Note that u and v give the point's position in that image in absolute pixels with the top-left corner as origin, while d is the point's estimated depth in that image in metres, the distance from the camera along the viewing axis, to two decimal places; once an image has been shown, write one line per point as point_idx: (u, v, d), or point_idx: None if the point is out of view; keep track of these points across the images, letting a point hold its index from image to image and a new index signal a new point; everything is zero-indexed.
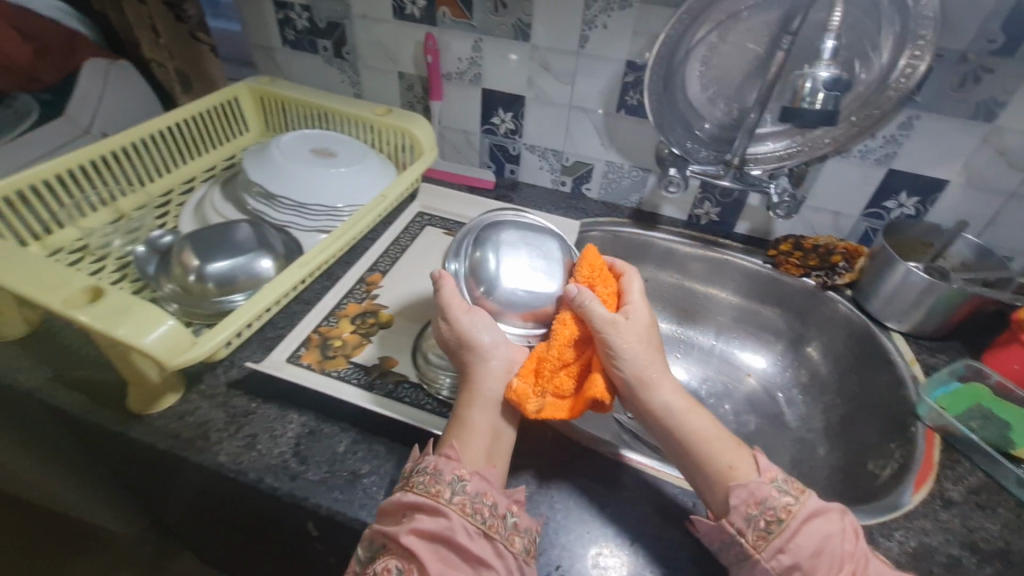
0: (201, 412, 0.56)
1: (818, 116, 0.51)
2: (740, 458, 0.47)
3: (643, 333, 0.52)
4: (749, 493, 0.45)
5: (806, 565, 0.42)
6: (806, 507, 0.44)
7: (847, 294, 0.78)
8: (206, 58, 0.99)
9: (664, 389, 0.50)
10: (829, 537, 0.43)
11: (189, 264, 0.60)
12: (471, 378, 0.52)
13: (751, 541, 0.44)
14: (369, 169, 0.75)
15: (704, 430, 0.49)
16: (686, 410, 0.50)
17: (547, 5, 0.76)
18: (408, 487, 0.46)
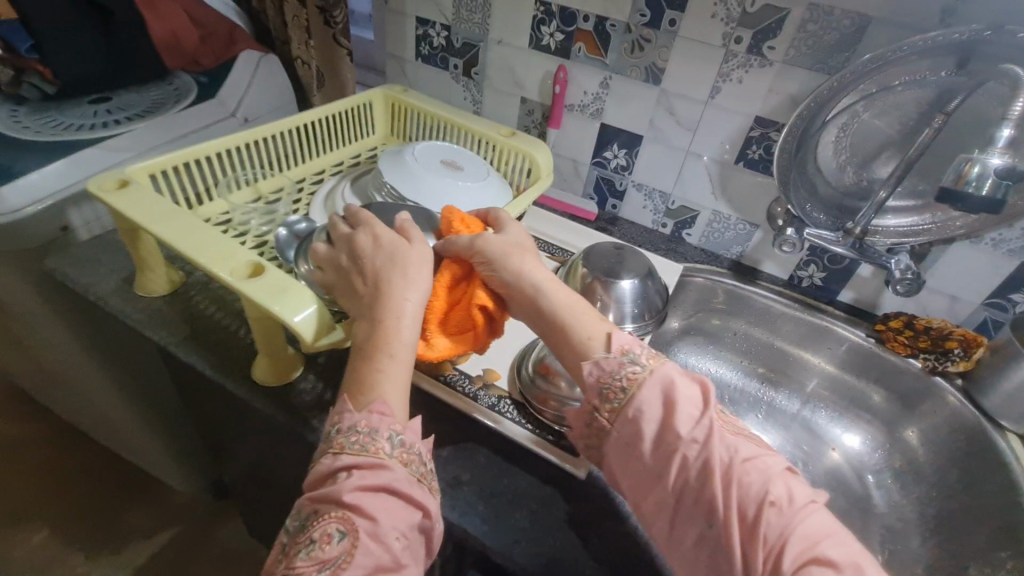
0: (317, 393, 0.59)
1: (984, 203, 0.50)
2: (597, 329, 0.51)
3: (518, 244, 0.56)
4: (597, 368, 0.48)
5: (644, 427, 0.45)
6: (653, 376, 0.46)
7: (958, 384, 0.74)
8: (343, 61, 1.04)
9: (535, 274, 0.53)
10: (658, 399, 0.45)
11: None
12: (396, 318, 0.48)
13: (605, 414, 0.47)
14: (491, 187, 0.78)
15: (559, 309, 0.51)
16: (543, 288, 0.52)
17: (684, 54, 0.78)
18: (337, 450, 0.43)
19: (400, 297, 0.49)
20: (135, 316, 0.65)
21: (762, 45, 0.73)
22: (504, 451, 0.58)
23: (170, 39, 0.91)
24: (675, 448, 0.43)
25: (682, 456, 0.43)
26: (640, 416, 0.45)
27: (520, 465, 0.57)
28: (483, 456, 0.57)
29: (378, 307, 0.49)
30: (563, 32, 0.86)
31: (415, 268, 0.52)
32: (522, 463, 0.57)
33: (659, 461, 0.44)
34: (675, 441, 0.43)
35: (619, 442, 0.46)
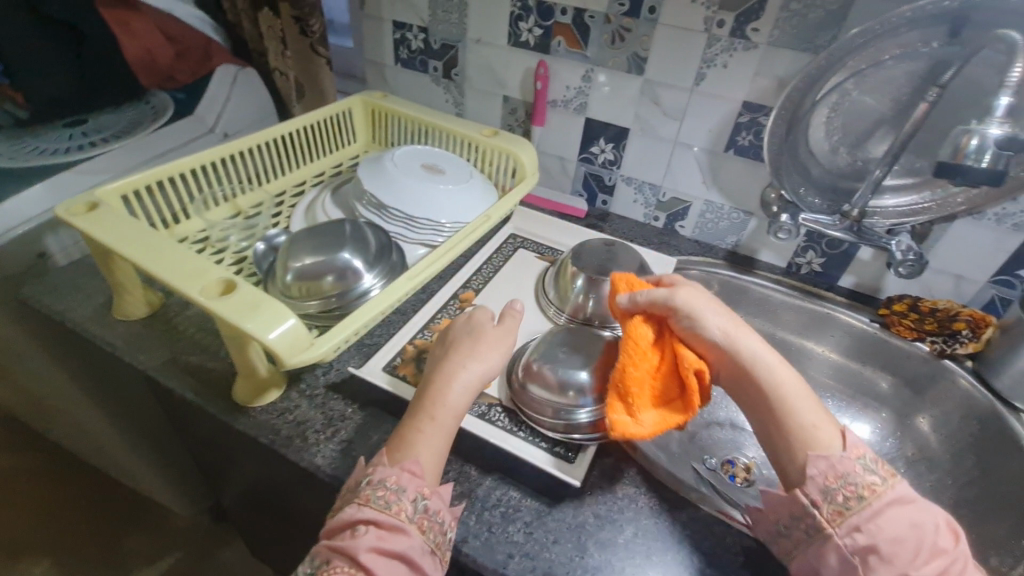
0: (300, 412, 0.57)
1: (986, 175, 0.46)
2: (823, 418, 0.49)
3: (713, 302, 0.55)
4: (829, 465, 0.46)
5: (886, 549, 0.42)
6: (891, 490, 0.45)
7: (968, 365, 0.71)
8: (321, 71, 1.02)
9: (747, 343, 0.52)
10: (911, 522, 0.43)
11: (291, 265, 0.60)
12: (453, 382, 0.52)
13: (826, 515, 0.45)
14: (474, 188, 0.76)
15: (787, 387, 0.50)
16: (776, 364, 0.51)
17: (667, 41, 0.76)
18: (363, 502, 0.45)
19: (457, 365, 0.53)
20: (113, 341, 0.64)
21: (746, 27, 0.71)
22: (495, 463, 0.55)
23: (144, 56, 0.88)
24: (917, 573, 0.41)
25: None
26: (899, 541, 0.42)
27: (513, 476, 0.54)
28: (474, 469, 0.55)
29: (445, 370, 0.53)
30: (541, 27, 0.84)
31: (492, 336, 0.56)
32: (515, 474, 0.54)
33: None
34: (919, 563, 0.42)
35: (835, 552, 0.44)
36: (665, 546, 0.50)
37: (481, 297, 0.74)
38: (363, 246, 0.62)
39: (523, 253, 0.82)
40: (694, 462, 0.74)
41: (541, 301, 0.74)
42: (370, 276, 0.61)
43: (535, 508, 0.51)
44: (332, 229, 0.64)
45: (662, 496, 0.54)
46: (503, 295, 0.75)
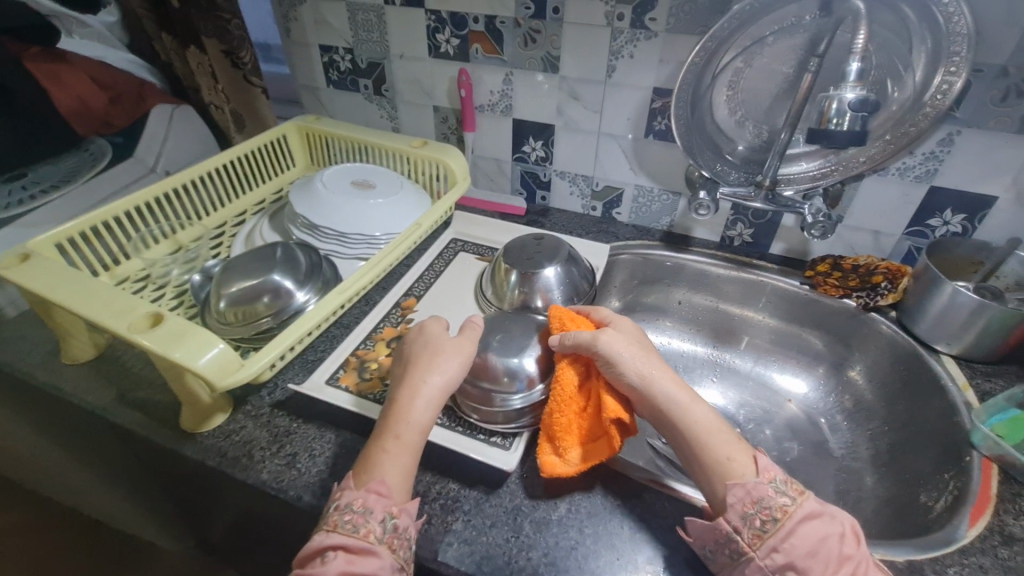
0: (246, 432, 0.60)
1: (846, 138, 0.50)
2: (736, 451, 0.50)
3: (634, 342, 0.57)
4: (745, 492, 0.47)
5: (802, 564, 0.44)
6: (801, 508, 0.46)
7: (891, 315, 0.75)
8: (259, 100, 1.04)
9: (662, 384, 0.54)
10: (822, 537, 0.45)
11: (224, 292, 0.62)
12: (415, 398, 0.54)
13: (747, 540, 0.46)
14: (405, 199, 0.79)
15: (704, 422, 0.52)
16: (689, 402, 0.53)
17: (575, 38, 0.79)
18: (330, 528, 0.47)
19: (418, 380, 0.55)
20: (62, 385, 0.65)
21: (644, 18, 0.74)
22: (436, 459, 0.57)
23: (77, 106, 0.88)
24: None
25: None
26: (814, 553, 0.44)
27: (453, 469, 0.57)
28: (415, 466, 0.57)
29: (408, 387, 0.55)
30: (457, 37, 0.86)
31: (450, 351, 0.58)
32: (455, 466, 0.57)
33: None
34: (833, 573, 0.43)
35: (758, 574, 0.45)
36: (596, 518, 0.53)
37: (422, 302, 0.77)
38: (292, 267, 0.65)
39: (463, 255, 0.86)
40: (647, 439, 0.78)
41: (480, 301, 0.77)
42: (302, 293, 0.64)
43: (473, 496, 0.54)
44: (262, 254, 0.66)
45: (594, 472, 0.57)
46: (445, 298, 0.78)
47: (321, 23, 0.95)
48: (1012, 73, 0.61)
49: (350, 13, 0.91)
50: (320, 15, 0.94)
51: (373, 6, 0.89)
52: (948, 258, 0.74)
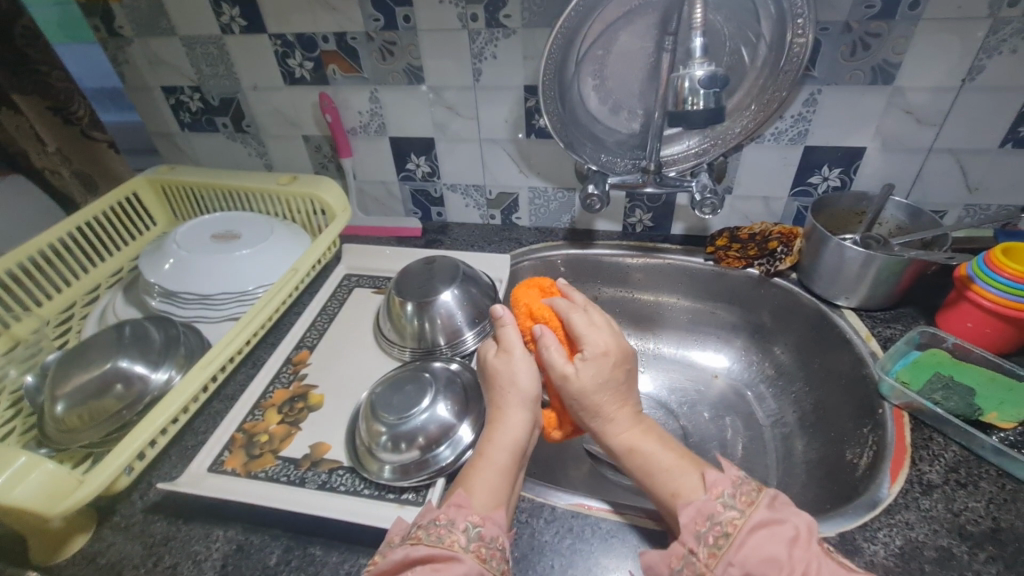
0: (115, 549, 0.51)
1: (704, 117, 0.53)
2: (687, 477, 0.46)
3: (592, 385, 0.50)
4: (698, 511, 0.43)
5: (758, 574, 0.38)
6: (752, 518, 0.41)
7: (792, 277, 0.75)
8: (108, 155, 0.92)
9: (610, 428, 0.51)
10: (778, 545, 0.39)
11: (57, 395, 0.54)
12: (501, 421, 0.52)
13: (703, 560, 0.40)
14: (277, 244, 0.73)
15: (648, 462, 0.49)
16: (634, 444, 0.49)
17: (433, 45, 0.74)
18: (415, 542, 0.43)
19: (510, 408, 0.52)
20: None
21: (498, 16, 0.70)
22: (344, 535, 0.51)
23: None
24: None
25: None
26: (771, 560, 0.38)
27: (363, 542, 0.50)
28: (320, 548, 0.50)
29: (492, 412, 0.53)
30: (310, 60, 0.79)
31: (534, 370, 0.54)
32: (365, 539, 0.50)
33: None
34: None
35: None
36: (526, 561, 0.48)
37: (317, 353, 0.70)
38: (144, 346, 0.59)
39: (358, 291, 0.80)
40: (585, 445, 0.74)
41: (381, 341, 0.71)
42: (159, 372, 0.58)
43: None
44: (106, 339, 0.59)
45: (519, 508, 0.52)
46: (342, 344, 0.71)
47: (157, 63, 0.85)
48: (855, 28, 0.62)
49: (187, 48, 0.82)
50: (154, 54, 0.84)
51: (211, 38, 0.80)
52: (833, 213, 0.75)
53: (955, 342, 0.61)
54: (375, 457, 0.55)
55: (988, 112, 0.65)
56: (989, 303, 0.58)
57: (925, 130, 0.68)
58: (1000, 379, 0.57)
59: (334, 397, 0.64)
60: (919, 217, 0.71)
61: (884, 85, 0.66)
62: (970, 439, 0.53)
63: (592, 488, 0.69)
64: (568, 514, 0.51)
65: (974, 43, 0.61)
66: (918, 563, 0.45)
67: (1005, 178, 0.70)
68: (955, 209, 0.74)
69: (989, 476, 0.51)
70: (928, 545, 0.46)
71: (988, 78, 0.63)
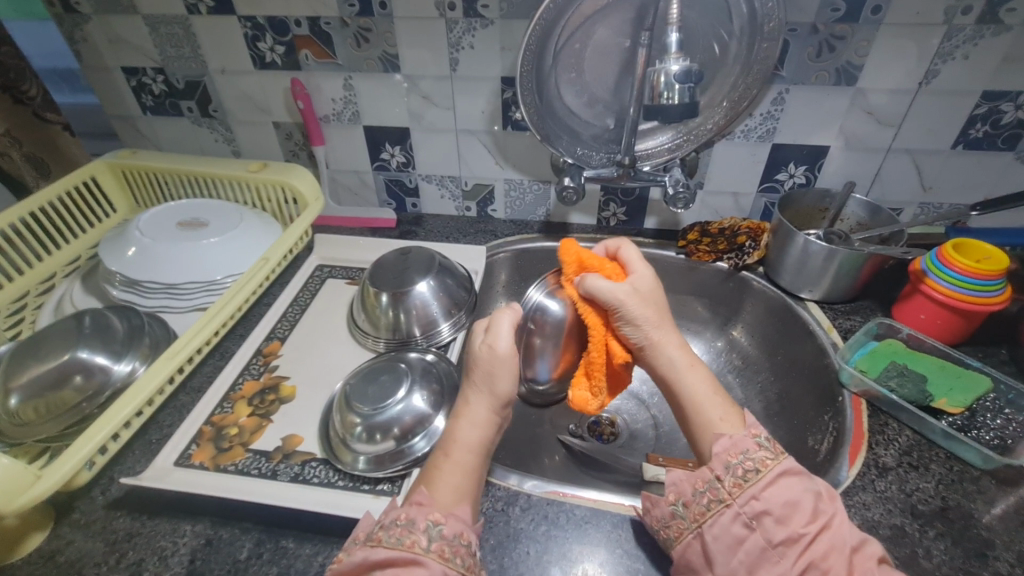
0: (74, 547, 0.49)
1: (679, 111, 0.55)
2: (730, 412, 0.48)
3: (649, 294, 0.53)
4: (731, 443, 0.45)
5: (780, 513, 0.41)
6: (782, 464, 0.43)
7: (760, 271, 0.78)
8: (63, 139, 0.87)
9: (667, 352, 0.51)
10: (803, 493, 0.42)
11: (10, 388, 0.52)
12: (467, 417, 0.50)
13: (727, 487, 0.43)
14: (247, 232, 0.71)
15: (698, 392, 0.49)
16: (688, 367, 0.51)
17: (408, 32, 0.73)
18: (375, 544, 0.42)
19: (479, 404, 0.50)
20: None
21: (475, 5, 0.69)
22: (317, 526, 0.50)
23: None
24: (807, 536, 0.40)
25: (811, 538, 0.40)
26: (792, 504, 0.41)
27: (337, 532, 0.50)
28: (292, 540, 0.49)
29: (459, 406, 0.52)
30: (282, 44, 0.77)
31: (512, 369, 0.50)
32: (339, 530, 0.50)
33: (779, 542, 0.40)
34: (809, 525, 0.40)
35: (735, 521, 0.42)
36: (502, 549, 0.49)
37: (288, 344, 0.68)
38: (105, 337, 0.56)
39: (332, 282, 0.79)
40: (559, 435, 0.74)
41: (356, 333, 0.70)
42: (121, 364, 0.56)
43: None
44: (64, 329, 0.57)
45: (495, 497, 0.53)
46: (314, 336, 0.70)
47: (116, 43, 0.81)
48: (822, 29, 0.64)
49: (150, 27, 0.79)
50: (113, 32, 0.80)
51: (175, 17, 0.77)
52: (799, 209, 0.78)
53: (910, 332, 0.64)
54: (349, 448, 0.54)
55: (942, 115, 0.69)
56: (941, 296, 0.62)
57: (885, 131, 0.71)
58: (949, 367, 0.60)
59: (306, 389, 0.63)
60: (878, 214, 0.74)
61: (848, 86, 0.68)
62: (921, 424, 0.56)
63: (566, 477, 0.70)
64: (544, 501, 0.52)
65: (929, 48, 0.64)
66: (874, 540, 0.48)
67: (956, 178, 0.74)
68: (910, 206, 0.78)
69: (939, 458, 0.54)
70: (883, 524, 0.49)
71: (943, 82, 0.66)
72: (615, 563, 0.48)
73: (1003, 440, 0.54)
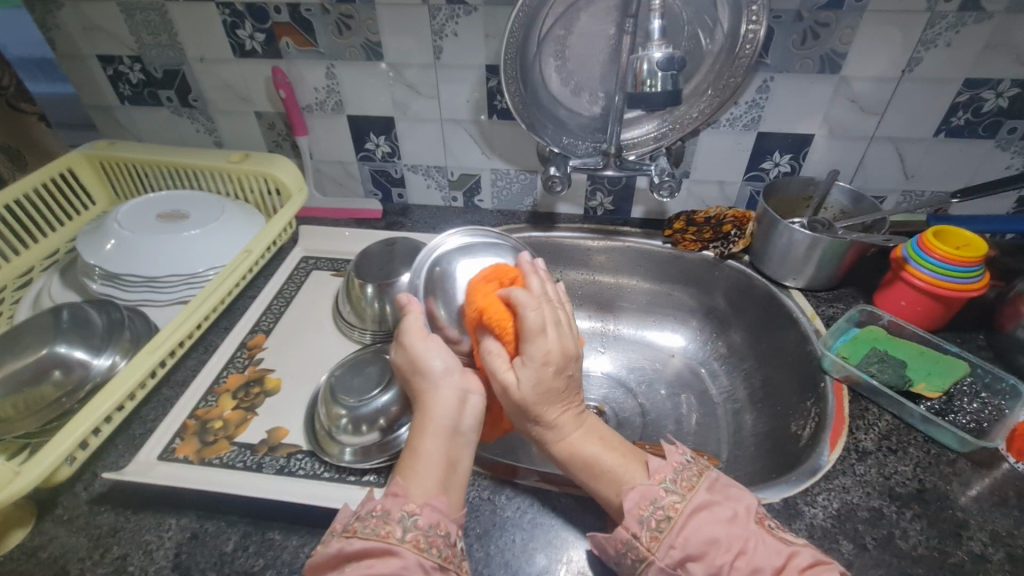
0: (57, 543, 0.48)
1: (662, 99, 0.55)
2: (633, 468, 0.47)
3: (528, 399, 0.45)
4: (640, 496, 0.44)
5: (699, 553, 0.41)
6: (692, 502, 0.43)
7: (745, 259, 0.78)
8: (38, 129, 0.85)
9: (555, 435, 0.48)
10: (716, 527, 0.42)
11: None
12: (422, 405, 0.48)
13: (645, 543, 0.42)
14: (229, 224, 0.70)
15: (597, 464, 0.47)
16: (580, 443, 0.48)
17: (391, 20, 0.72)
18: (350, 534, 0.42)
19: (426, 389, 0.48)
20: None
21: None
22: (303, 518, 0.50)
23: None
24: (724, 568, 0.40)
25: (728, 570, 0.40)
26: (712, 541, 0.41)
27: (322, 524, 0.50)
28: (279, 532, 0.49)
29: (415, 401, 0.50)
30: (261, 32, 0.76)
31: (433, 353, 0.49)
32: (324, 521, 0.50)
33: None
34: (726, 555, 0.41)
35: (660, 575, 0.41)
36: (487, 537, 0.49)
37: (273, 337, 0.68)
38: (85, 332, 0.56)
39: (317, 274, 0.78)
40: None
41: (340, 325, 0.70)
42: (102, 358, 0.55)
43: None
44: (42, 324, 0.56)
45: (481, 486, 0.53)
46: (299, 328, 0.69)
47: (91, 30, 0.79)
48: (806, 17, 0.64)
49: (125, 14, 0.77)
50: (88, 19, 0.78)
51: (152, 4, 0.75)
52: (784, 197, 0.78)
53: (890, 319, 0.65)
54: (336, 440, 0.55)
55: (925, 103, 0.69)
56: (921, 283, 0.62)
57: (868, 119, 0.72)
58: (927, 353, 0.61)
59: (292, 381, 0.63)
60: (861, 202, 0.75)
61: (832, 73, 0.68)
62: (900, 409, 0.57)
63: (553, 465, 0.71)
64: (530, 490, 0.53)
65: (913, 36, 0.64)
66: (852, 523, 0.49)
67: (938, 166, 0.75)
68: (893, 194, 0.79)
69: (917, 442, 0.55)
70: (862, 506, 0.50)
71: (925, 69, 0.66)
72: None
73: (978, 424, 0.55)
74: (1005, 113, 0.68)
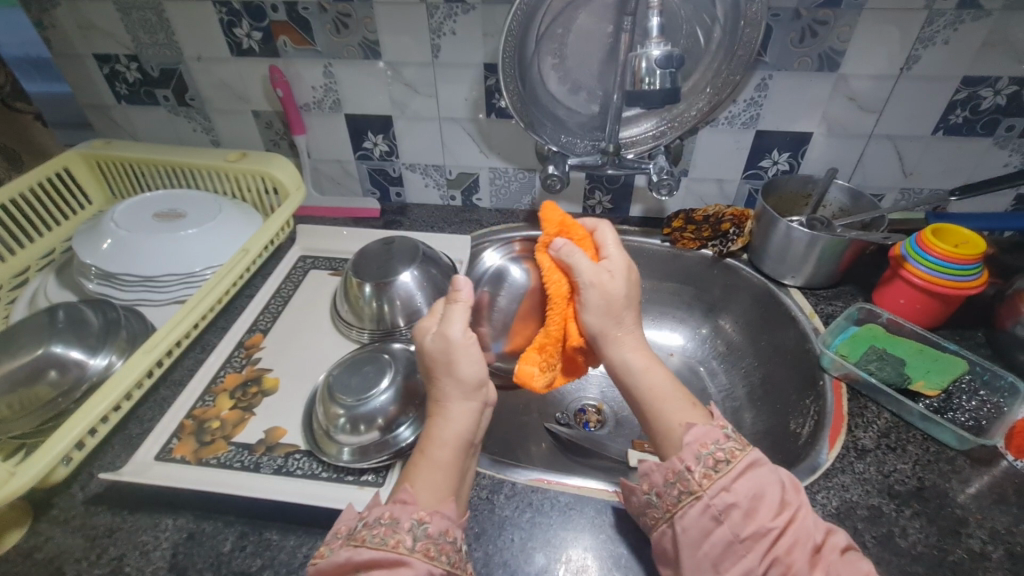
0: (53, 544, 0.48)
1: (660, 97, 0.54)
2: (691, 408, 0.48)
3: (613, 294, 0.52)
4: (702, 434, 0.44)
5: (748, 505, 0.41)
6: (751, 455, 0.43)
7: (744, 258, 0.78)
8: (34, 128, 0.85)
9: (618, 350, 0.51)
10: (770, 484, 0.42)
11: None
12: (442, 415, 0.48)
13: (697, 479, 0.43)
14: (226, 223, 0.70)
15: (659, 387, 0.49)
16: (647, 367, 0.50)
17: (389, 18, 0.72)
18: (358, 543, 0.41)
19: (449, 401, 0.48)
20: None
21: None
22: (301, 518, 0.50)
23: None
24: (774, 529, 0.40)
25: (777, 532, 0.40)
26: (759, 496, 0.41)
27: (320, 523, 0.50)
28: (277, 532, 0.49)
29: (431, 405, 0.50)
30: (259, 30, 0.75)
31: (468, 364, 0.48)
32: (322, 520, 0.50)
33: (748, 534, 0.40)
34: (775, 519, 0.41)
35: (704, 514, 0.42)
36: (486, 536, 0.49)
37: (271, 337, 0.68)
38: (81, 332, 0.55)
39: (315, 273, 0.78)
40: (546, 423, 0.75)
41: (339, 323, 0.69)
42: (98, 358, 0.55)
43: None
44: (38, 324, 0.56)
45: (479, 485, 0.53)
46: (297, 328, 0.69)
47: (87, 29, 0.79)
48: (804, 15, 0.64)
49: (121, 13, 0.76)
50: (83, 18, 0.78)
51: (148, 2, 0.75)
52: (782, 195, 0.78)
53: (889, 317, 0.65)
54: (333, 439, 0.54)
55: (923, 101, 0.69)
56: (921, 281, 0.62)
57: (866, 117, 0.72)
58: (927, 350, 0.61)
59: (289, 380, 0.62)
60: (859, 199, 0.75)
61: (830, 71, 0.68)
62: (899, 407, 0.57)
63: (552, 464, 0.70)
64: (529, 490, 0.52)
65: (911, 33, 0.64)
66: (852, 521, 0.48)
67: (936, 163, 0.75)
68: (892, 192, 0.79)
69: (916, 440, 0.55)
70: (861, 505, 0.50)
71: (924, 67, 0.66)
72: (600, 548, 0.48)
73: (977, 421, 0.55)
74: (1003, 111, 0.68)
